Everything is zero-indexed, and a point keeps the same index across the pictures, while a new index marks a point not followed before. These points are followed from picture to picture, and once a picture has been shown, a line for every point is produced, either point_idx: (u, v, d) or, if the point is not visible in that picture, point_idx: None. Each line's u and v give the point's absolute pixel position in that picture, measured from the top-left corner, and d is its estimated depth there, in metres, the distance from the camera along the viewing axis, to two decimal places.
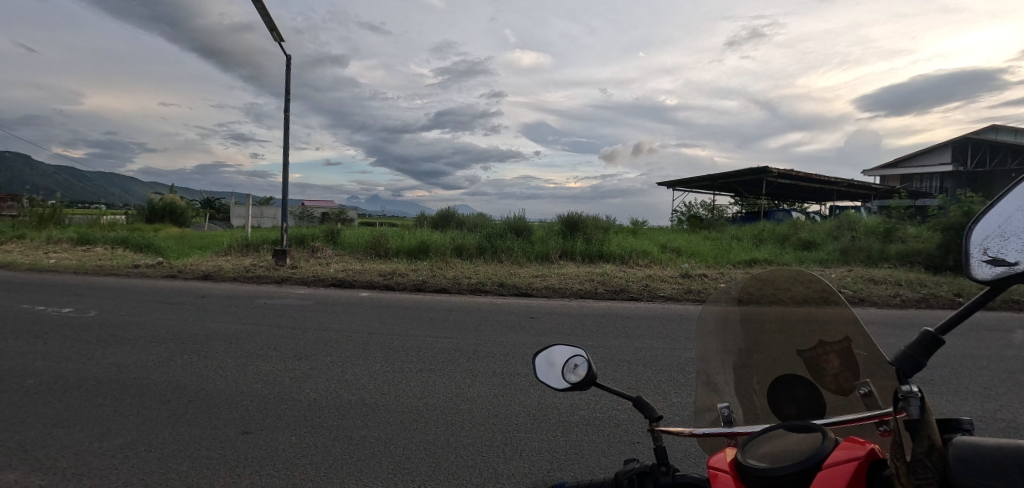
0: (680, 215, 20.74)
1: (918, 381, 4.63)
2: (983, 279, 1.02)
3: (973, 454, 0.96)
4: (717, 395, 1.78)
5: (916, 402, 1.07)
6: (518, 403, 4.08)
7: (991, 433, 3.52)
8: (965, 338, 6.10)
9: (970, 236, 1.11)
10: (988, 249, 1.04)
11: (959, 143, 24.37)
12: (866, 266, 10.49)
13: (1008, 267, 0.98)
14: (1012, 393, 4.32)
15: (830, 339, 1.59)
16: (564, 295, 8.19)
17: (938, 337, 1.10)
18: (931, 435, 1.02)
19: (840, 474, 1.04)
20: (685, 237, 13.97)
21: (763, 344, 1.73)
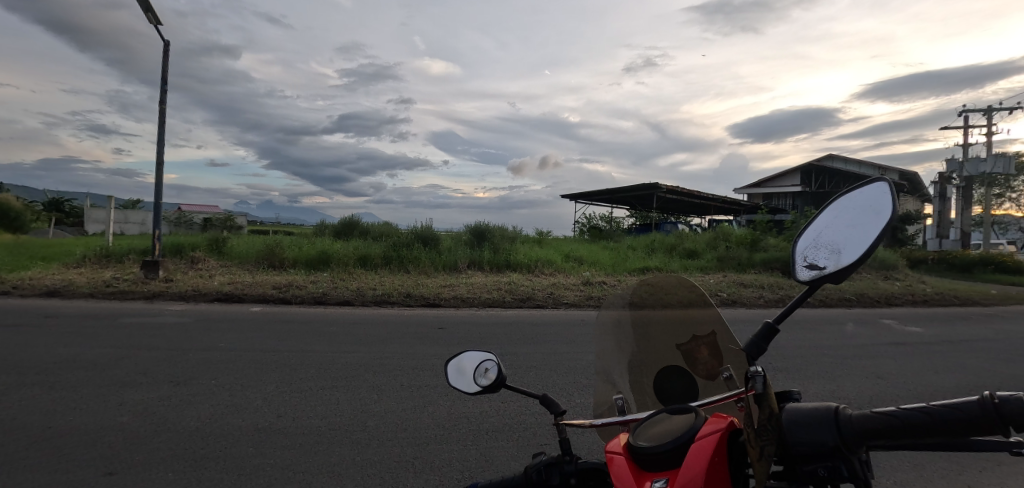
0: (581, 225, 21.89)
1: (779, 369, 5.36)
2: (802, 280, 1.21)
3: (804, 414, 0.99)
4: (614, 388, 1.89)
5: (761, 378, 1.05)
6: (427, 415, 4.00)
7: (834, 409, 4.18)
8: (813, 332, 7.20)
9: (795, 248, 1.33)
10: (807, 257, 1.24)
11: (806, 168, 28.77)
12: (736, 272, 11.98)
13: (819, 269, 1.17)
14: (846, 376, 5.20)
15: (701, 334, 1.77)
16: (472, 305, 8.22)
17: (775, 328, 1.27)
18: (772, 404, 1.02)
19: (707, 448, 1.13)
20: (586, 246, 14.81)
21: (651, 342, 1.90)
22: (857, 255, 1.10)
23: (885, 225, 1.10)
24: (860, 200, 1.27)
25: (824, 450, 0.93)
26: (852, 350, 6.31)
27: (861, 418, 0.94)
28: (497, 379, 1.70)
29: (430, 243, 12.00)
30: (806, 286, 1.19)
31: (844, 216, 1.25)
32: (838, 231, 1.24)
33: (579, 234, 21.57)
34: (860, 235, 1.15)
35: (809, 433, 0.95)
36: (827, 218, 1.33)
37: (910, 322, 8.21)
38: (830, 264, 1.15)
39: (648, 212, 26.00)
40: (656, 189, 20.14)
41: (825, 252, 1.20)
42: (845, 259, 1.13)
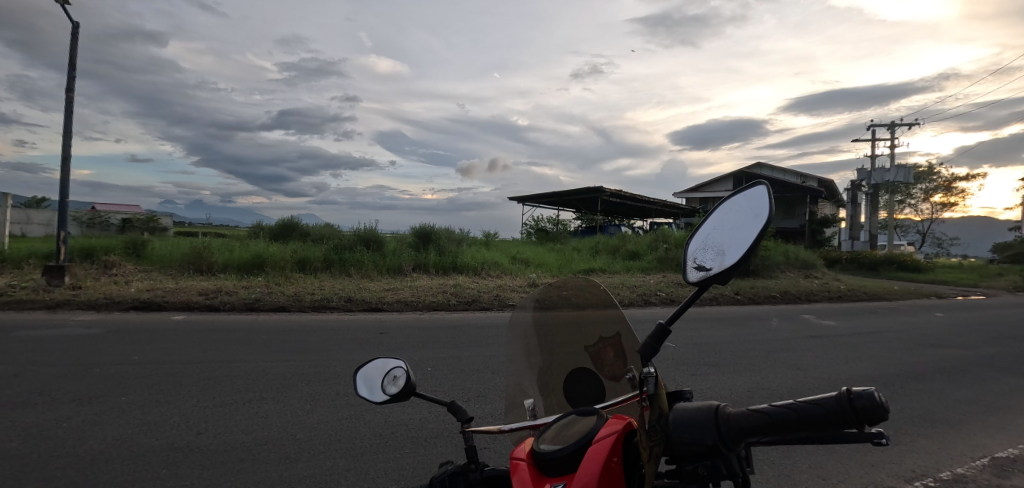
0: (527, 227, 22.14)
1: (709, 363, 5.70)
2: (691, 281, 1.18)
3: (687, 413, 0.99)
4: (528, 393, 1.74)
5: (652, 380, 1.07)
6: (364, 424, 3.89)
7: (757, 400, 4.49)
8: (740, 328, 7.74)
9: (688, 249, 1.31)
10: (697, 259, 1.21)
11: (739, 175, 30.70)
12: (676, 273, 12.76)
13: (704, 271, 1.15)
14: (768, 368, 5.62)
15: (607, 335, 1.59)
16: (416, 308, 8.07)
17: (665, 329, 1.13)
18: (661, 404, 1.06)
19: (601, 452, 1.04)
20: (531, 248, 15.01)
21: (558, 343, 1.72)
22: (738, 256, 1.08)
23: (764, 225, 1.09)
24: (746, 199, 1.26)
25: (704, 449, 0.95)
26: (773, 343, 6.84)
27: (739, 413, 0.95)
28: (406, 387, 1.49)
29: (374, 245, 11.65)
30: (694, 287, 1.16)
31: (729, 217, 1.25)
32: (725, 231, 1.22)
33: (523, 236, 21.83)
34: (743, 234, 1.14)
35: (691, 433, 0.96)
36: (718, 219, 1.32)
37: (825, 316, 9.04)
38: (715, 265, 1.13)
39: (592, 214, 26.77)
40: (600, 193, 20.76)
41: (713, 253, 1.18)
42: (729, 260, 1.11)
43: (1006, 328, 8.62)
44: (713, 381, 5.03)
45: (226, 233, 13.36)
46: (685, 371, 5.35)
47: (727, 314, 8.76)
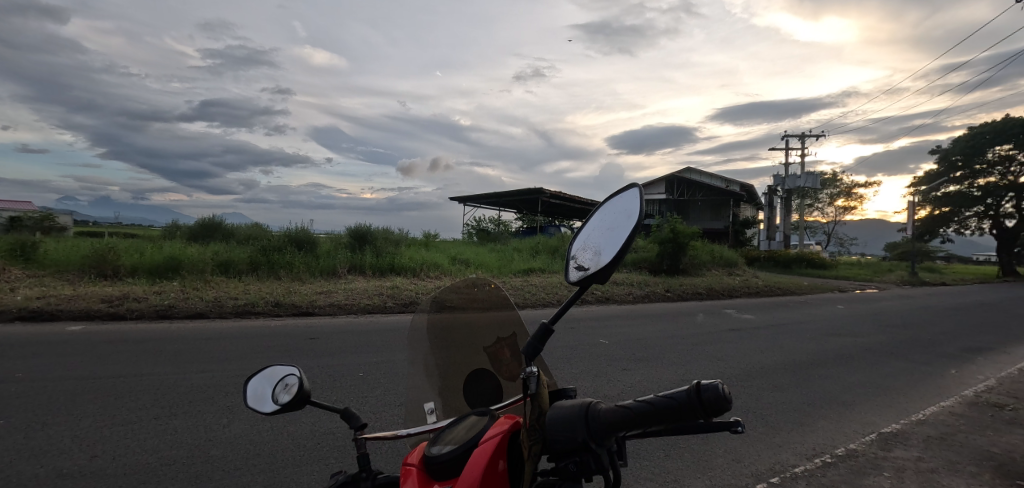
0: (467, 228, 22.03)
1: (641, 358, 5.96)
2: (572, 282, 1.11)
3: (561, 411, 0.98)
4: (419, 401, 1.53)
5: (533, 380, 1.06)
6: (288, 435, 3.57)
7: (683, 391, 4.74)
8: (669, 324, 8.18)
9: (573, 249, 1.24)
10: (577, 259, 1.16)
11: (671, 179, 32.41)
12: None
13: (583, 271, 1.09)
14: (693, 361, 5.97)
15: (502, 335, 1.51)
16: (350, 312, 7.77)
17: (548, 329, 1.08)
18: (540, 403, 1.04)
19: (487, 451, 0.94)
20: (471, 248, 14.97)
21: (453, 345, 1.55)
22: (612, 254, 1.02)
23: (636, 220, 1.04)
24: (625, 195, 1.22)
25: (574, 445, 0.94)
26: (697, 337, 7.29)
27: (606, 410, 0.95)
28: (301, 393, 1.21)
29: (306, 246, 11.06)
30: (575, 288, 1.09)
31: (608, 215, 1.21)
32: (606, 229, 1.17)
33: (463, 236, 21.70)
34: (617, 234, 1.09)
35: (563, 431, 0.95)
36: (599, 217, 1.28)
37: (745, 310, 9.84)
38: (592, 264, 1.08)
39: (531, 216, 27.17)
40: (540, 194, 21.11)
41: (591, 252, 1.13)
42: (605, 258, 1.05)
43: (890, 318, 9.80)
44: (643, 375, 5.25)
45: (136, 234, 12.13)
46: (617, 366, 5.54)
47: (657, 311, 9.24)
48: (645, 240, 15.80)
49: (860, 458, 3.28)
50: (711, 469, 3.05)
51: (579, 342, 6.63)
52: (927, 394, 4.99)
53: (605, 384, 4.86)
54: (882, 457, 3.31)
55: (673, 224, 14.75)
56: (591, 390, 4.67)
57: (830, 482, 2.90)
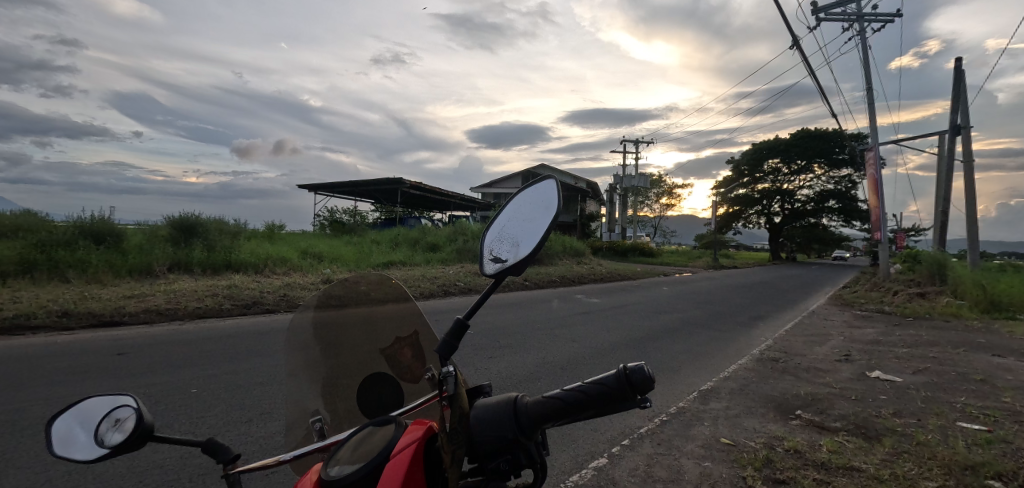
0: (319, 219, 20.47)
1: (505, 345, 6.20)
2: (488, 275, 1.12)
3: (488, 412, 1.00)
4: (305, 411, 1.39)
5: (451, 381, 1.02)
6: (94, 478, 2.92)
7: (543, 373, 5.06)
8: (529, 311, 8.67)
9: (483, 244, 1.25)
10: (494, 251, 1.17)
11: (526, 173, 34.14)
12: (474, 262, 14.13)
13: (501, 263, 1.10)
14: (551, 344, 6.42)
15: (403, 333, 1.40)
16: (175, 318, 6.69)
17: (463, 325, 1.05)
18: (461, 404, 1.01)
19: (402, 467, 0.85)
20: (325, 241, 13.97)
21: (347, 348, 1.42)
22: (533, 246, 1.06)
23: (555, 217, 1.09)
24: (535, 197, 1.28)
25: (503, 444, 0.97)
26: (553, 322, 7.85)
27: (534, 402, 0.99)
28: (139, 427, 1.00)
29: (111, 241, 9.20)
30: (492, 281, 1.10)
31: (522, 210, 1.24)
32: (519, 226, 1.20)
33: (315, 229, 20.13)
34: (534, 230, 1.13)
35: (492, 431, 0.98)
36: (511, 211, 1.30)
37: (593, 295, 10.89)
38: (510, 257, 1.10)
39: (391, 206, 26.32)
40: (400, 185, 20.58)
41: (508, 245, 1.15)
42: (524, 250, 1.08)
43: (702, 296, 11.74)
44: (507, 361, 5.47)
45: None
46: (482, 355, 5.68)
47: (517, 300, 9.74)
48: None
49: (687, 413, 3.87)
50: (575, 441, 3.31)
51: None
52: (730, 355, 6.10)
53: (473, 373, 4.94)
54: (703, 410, 3.95)
55: None
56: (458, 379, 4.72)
57: (667, 437, 3.37)
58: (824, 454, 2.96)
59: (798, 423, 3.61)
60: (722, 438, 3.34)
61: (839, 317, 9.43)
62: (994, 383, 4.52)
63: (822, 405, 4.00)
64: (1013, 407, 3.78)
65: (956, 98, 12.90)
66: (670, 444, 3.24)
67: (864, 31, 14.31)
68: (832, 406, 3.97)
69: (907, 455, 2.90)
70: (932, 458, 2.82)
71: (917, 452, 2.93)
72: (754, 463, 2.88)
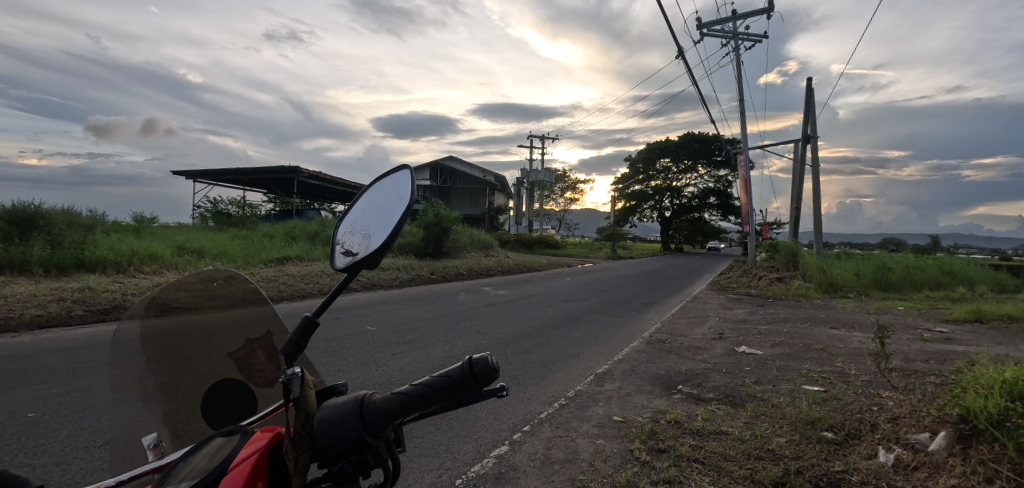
0: (200, 210, 18.49)
1: (408, 340, 6.10)
2: (340, 269, 1.12)
3: (335, 415, 1.01)
4: (135, 432, 1.28)
5: (296, 382, 1.04)
6: None
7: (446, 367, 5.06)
8: (433, 304, 8.62)
9: (337, 236, 1.24)
10: (345, 244, 1.17)
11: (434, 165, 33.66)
12: None
13: (352, 257, 1.11)
14: (455, 337, 6.44)
15: (254, 336, 1.41)
16: (9, 329, 5.67)
17: (313, 324, 1.09)
18: (308, 407, 1.05)
19: (243, 474, 0.91)
20: (207, 235, 12.66)
21: (185, 357, 1.35)
22: (382, 240, 1.08)
23: (405, 207, 1.13)
24: (391, 186, 1.28)
25: (348, 444, 0.99)
26: (457, 314, 7.89)
27: (382, 401, 1.02)
28: None
29: None
30: (344, 275, 1.11)
31: (376, 201, 1.25)
32: (372, 217, 1.21)
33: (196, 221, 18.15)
34: (387, 221, 1.14)
35: (337, 433, 0.99)
36: (366, 200, 1.30)
37: (499, 287, 11.09)
38: (362, 249, 1.11)
39: (286, 197, 24.51)
40: (297, 173, 19.24)
41: (360, 237, 1.16)
42: (375, 243, 1.10)
43: (601, 285, 12.49)
44: (411, 357, 5.38)
45: None
46: (384, 352, 5.52)
47: (421, 294, 9.65)
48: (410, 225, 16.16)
49: (583, 396, 4.11)
50: (476, 431, 3.36)
51: (343, 331, 6.36)
52: (623, 339, 6.58)
53: (374, 370, 4.80)
54: (598, 392, 4.22)
55: (436, 210, 15.47)
56: (358, 378, 4.55)
57: (565, 419, 3.56)
58: (699, 422, 3.32)
59: (678, 397, 4.00)
60: (615, 416, 3.60)
61: (716, 300, 10.58)
62: (830, 351, 5.38)
63: (698, 379, 4.47)
64: (842, 370, 4.53)
65: (807, 111, 14.97)
66: (566, 425, 3.43)
67: (739, 48, 16.03)
68: (706, 379, 4.46)
69: (764, 417, 3.36)
70: (783, 417, 3.29)
71: (771, 413, 3.40)
72: (640, 436, 3.13)
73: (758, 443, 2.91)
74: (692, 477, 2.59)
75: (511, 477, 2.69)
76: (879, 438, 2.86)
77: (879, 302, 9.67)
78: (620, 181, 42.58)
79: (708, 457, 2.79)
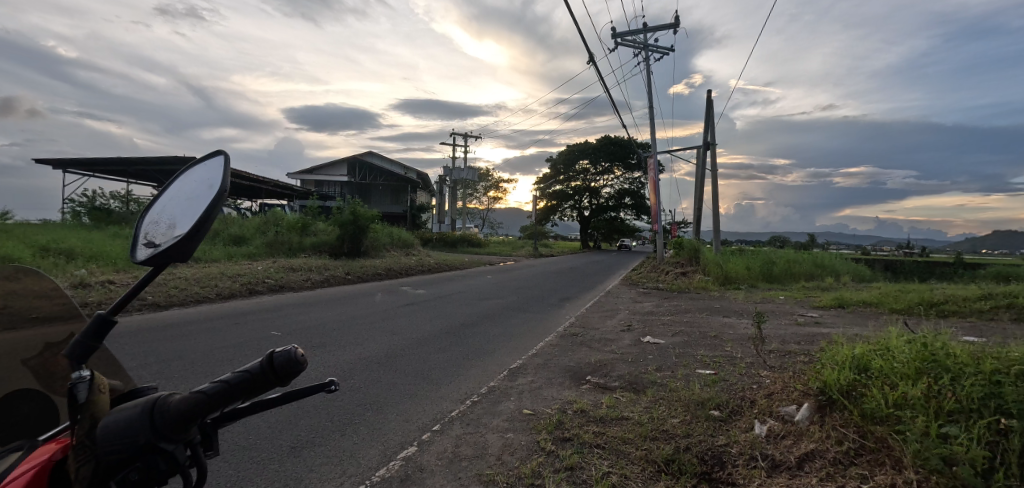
0: (77, 205, 16.36)
1: (318, 344, 5.83)
2: (138, 260, 1.04)
3: (123, 419, 0.97)
4: None
5: (83, 387, 1.00)
6: None
7: (357, 369, 4.90)
8: (347, 306, 8.31)
9: (140, 231, 1.16)
10: (146, 238, 1.10)
11: (352, 161, 32.35)
12: (289, 256, 13.27)
13: (155, 246, 1.05)
14: (369, 338, 6.26)
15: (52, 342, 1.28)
16: None
17: (112, 322, 1.06)
18: (94, 413, 1.01)
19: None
20: (83, 235, 11.24)
21: None
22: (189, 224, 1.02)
23: (213, 191, 1.09)
24: (202, 176, 1.23)
25: (131, 451, 0.94)
26: (371, 315, 7.68)
27: (180, 400, 0.98)
28: None
29: None
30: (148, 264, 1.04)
31: (184, 192, 1.19)
32: (180, 207, 1.15)
33: (71, 218, 16.03)
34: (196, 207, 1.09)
35: (119, 439, 0.94)
36: (175, 193, 1.23)
37: (419, 286, 10.95)
38: (165, 238, 1.05)
39: None
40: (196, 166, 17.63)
41: (165, 228, 1.10)
42: (179, 230, 1.05)
43: (521, 282, 12.75)
44: (319, 361, 5.13)
45: None
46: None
47: (335, 295, 9.27)
48: (324, 223, 15.46)
49: (496, 391, 4.19)
50: (384, 434, 3.30)
51: (243, 338, 5.89)
52: (539, 334, 6.78)
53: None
54: (510, 386, 4.32)
55: (353, 207, 14.91)
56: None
57: (476, 415, 3.61)
58: (602, 410, 3.52)
59: (587, 387, 4.20)
60: (525, 409, 3.71)
61: (627, 295, 11.20)
62: (721, 338, 5.93)
63: (606, 369, 4.73)
64: (730, 354, 5.02)
65: (708, 119, 16.26)
66: (477, 421, 3.49)
67: (649, 58, 17.05)
68: (612, 369, 4.73)
69: (661, 400, 3.63)
70: (677, 400, 3.57)
71: (668, 397, 3.68)
72: (548, 427, 3.26)
73: (655, 425, 3.15)
74: (593, 461, 2.75)
75: (419, 478, 2.68)
76: (756, 412, 3.21)
77: (765, 292, 10.79)
78: (542, 181, 43.56)
79: (609, 442, 2.97)
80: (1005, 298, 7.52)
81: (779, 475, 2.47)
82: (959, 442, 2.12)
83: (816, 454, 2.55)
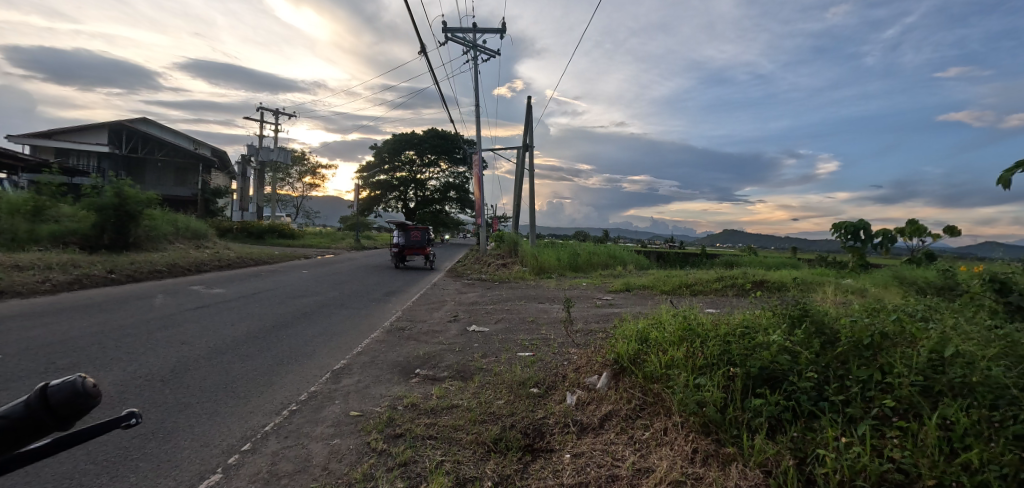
0: None
1: (70, 364, 4.59)
2: None
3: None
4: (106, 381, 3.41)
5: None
6: None
7: (134, 389, 4.01)
8: (114, 312, 6.74)
9: None
10: None
11: (115, 127, 25.87)
12: (13, 249, 10.15)
13: None
14: (147, 350, 5.17)
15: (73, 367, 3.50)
16: None
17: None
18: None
19: None
20: None
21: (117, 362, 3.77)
22: None
23: None
24: None
25: None
26: (146, 323, 6.31)
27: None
28: None
29: None
30: None
31: None
32: None
33: None
34: None
35: None
36: None
37: (214, 284, 9.48)
38: None
39: None
40: None
41: None
42: None
43: (340, 276, 12.05)
44: None
45: None
46: (18, 387, 3.91)
47: (85, 300, 7.30)
48: (72, 207, 12.23)
49: (318, 396, 3.91)
50: (176, 466, 2.80)
51: None
52: (362, 331, 6.49)
53: None
54: (333, 389, 4.08)
55: (118, 186, 12.03)
56: None
57: (296, 426, 3.33)
58: (433, 401, 3.58)
59: (415, 380, 4.22)
60: (351, 411, 3.54)
61: (451, 286, 11.51)
62: (537, 322, 6.59)
63: (434, 360, 4.82)
64: (544, 336, 5.61)
65: (527, 123, 17.58)
66: (298, 432, 3.22)
67: (476, 58, 17.66)
68: (441, 359, 4.83)
69: (487, 385, 3.87)
70: (502, 383, 3.84)
71: (493, 381, 3.94)
72: (377, 426, 3.19)
73: (483, 408, 3.34)
74: (426, 453, 2.79)
75: None
76: (568, 385, 3.66)
77: (571, 280, 12.24)
78: (363, 169, 41.49)
79: (440, 432, 3.04)
80: (732, 279, 9.89)
81: (587, 436, 2.89)
82: (707, 389, 2.74)
83: (613, 414, 3.05)
